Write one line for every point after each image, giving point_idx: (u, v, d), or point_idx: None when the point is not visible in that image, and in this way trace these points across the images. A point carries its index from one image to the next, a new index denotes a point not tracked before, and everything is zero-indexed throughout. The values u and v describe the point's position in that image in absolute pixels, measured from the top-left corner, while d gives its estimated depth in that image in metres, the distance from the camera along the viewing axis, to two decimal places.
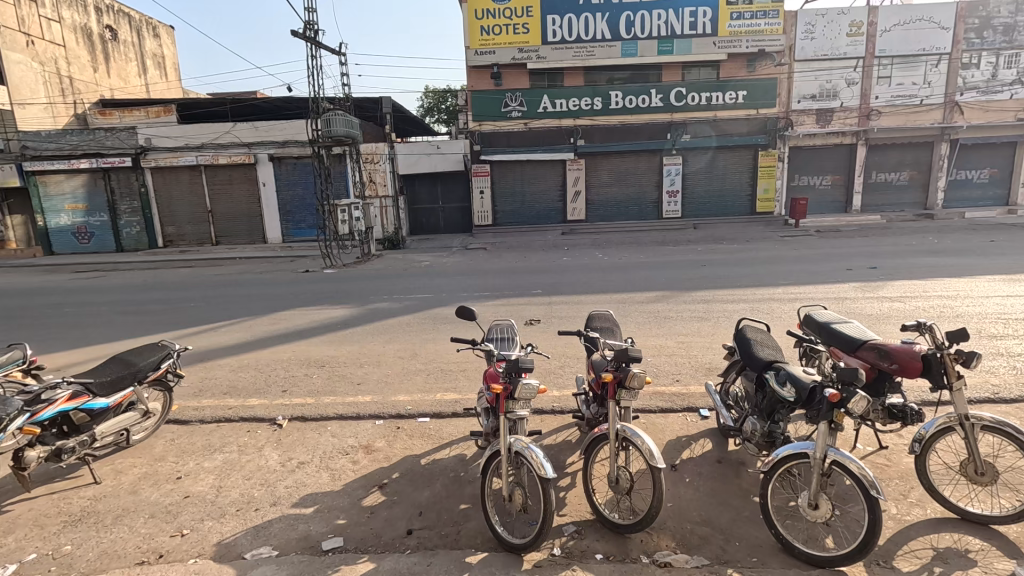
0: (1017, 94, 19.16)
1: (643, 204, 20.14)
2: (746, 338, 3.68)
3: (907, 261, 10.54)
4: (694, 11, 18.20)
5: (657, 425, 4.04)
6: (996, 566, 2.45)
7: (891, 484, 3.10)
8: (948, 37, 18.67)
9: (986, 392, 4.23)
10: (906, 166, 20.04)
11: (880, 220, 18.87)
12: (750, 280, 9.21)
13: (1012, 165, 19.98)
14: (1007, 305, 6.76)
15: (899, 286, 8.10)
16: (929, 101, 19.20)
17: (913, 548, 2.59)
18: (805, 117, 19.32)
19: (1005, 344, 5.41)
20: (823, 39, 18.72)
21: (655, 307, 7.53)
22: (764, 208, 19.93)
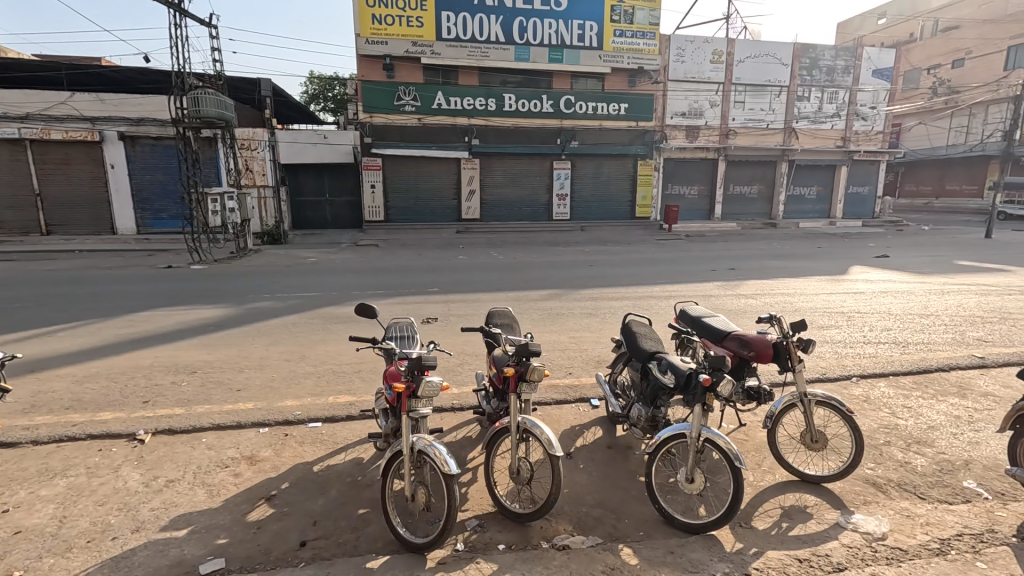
0: (837, 125, 23.01)
1: (535, 206, 20.86)
2: (632, 331, 3.99)
3: (757, 263, 12.16)
4: (581, 24, 19.19)
5: (553, 416, 4.23)
6: (826, 516, 2.93)
7: (749, 456, 3.58)
8: (787, 71, 21.79)
9: (817, 373, 5.06)
10: (755, 181, 23.11)
11: (735, 228, 21.52)
12: (633, 279, 9.98)
13: (833, 184, 23.91)
14: (831, 301, 8.12)
15: (752, 285, 9.31)
16: (773, 125, 22.28)
17: (766, 509, 3.01)
18: (676, 132, 21.42)
19: (829, 332, 6.50)
20: (692, 63, 20.87)
21: (548, 304, 7.86)
22: (643, 213, 21.70)
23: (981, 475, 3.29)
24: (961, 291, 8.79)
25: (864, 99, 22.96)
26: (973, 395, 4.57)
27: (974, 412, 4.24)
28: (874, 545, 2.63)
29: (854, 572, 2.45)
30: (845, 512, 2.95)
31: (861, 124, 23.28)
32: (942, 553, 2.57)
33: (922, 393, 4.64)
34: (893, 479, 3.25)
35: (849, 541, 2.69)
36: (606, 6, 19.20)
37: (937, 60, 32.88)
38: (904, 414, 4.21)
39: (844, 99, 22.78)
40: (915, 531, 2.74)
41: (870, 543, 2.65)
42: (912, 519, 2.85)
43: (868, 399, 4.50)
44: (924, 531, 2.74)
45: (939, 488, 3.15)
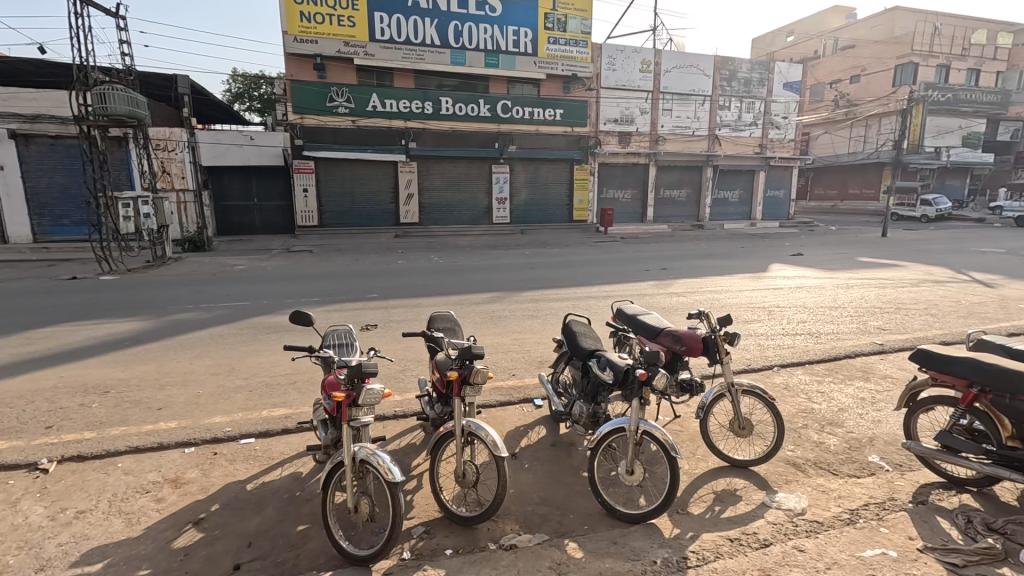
0: (755, 133, 24.71)
1: (475, 210, 20.84)
2: (572, 331, 4.10)
3: (687, 262, 12.82)
4: (516, 30, 19.46)
5: (497, 418, 4.25)
6: (753, 497, 3.13)
7: (684, 446, 3.77)
8: (709, 82, 23.16)
9: (743, 365, 5.40)
10: (684, 186, 24.37)
11: (667, 230, 22.60)
12: (573, 280, 10.23)
13: (753, 189, 25.66)
14: (754, 297, 8.71)
15: (684, 283, 9.81)
16: (698, 133, 23.60)
17: (700, 494, 3.18)
18: (610, 138, 22.20)
19: (752, 326, 6.98)
20: (622, 71, 21.73)
21: (491, 307, 7.89)
22: (580, 216, 22.31)
23: (882, 450, 3.65)
24: (863, 284, 9.72)
25: (778, 110, 24.82)
26: (874, 377, 5.07)
27: (877, 393, 4.70)
28: (795, 520, 2.85)
29: (779, 546, 2.64)
30: (770, 492, 3.17)
31: (776, 132, 25.13)
32: (852, 522, 2.81)
33: (832, 378, 5.09)
34: (811, 459, 3.54)
35: (774, 519, 2.89)
36: (539, 14, 19.60)
37: (838, 75, 36.15)
38: (818, 398, 4.59)
39: (760, 109, 24.52)
40: (829, 505, 2.99)
41: (792, 518, 2.87)
42: (826, 494, 3.11)
43: (787, 386, 4.88)
44: (838, 504, 2.99)
45: (849, 464, 3.46)
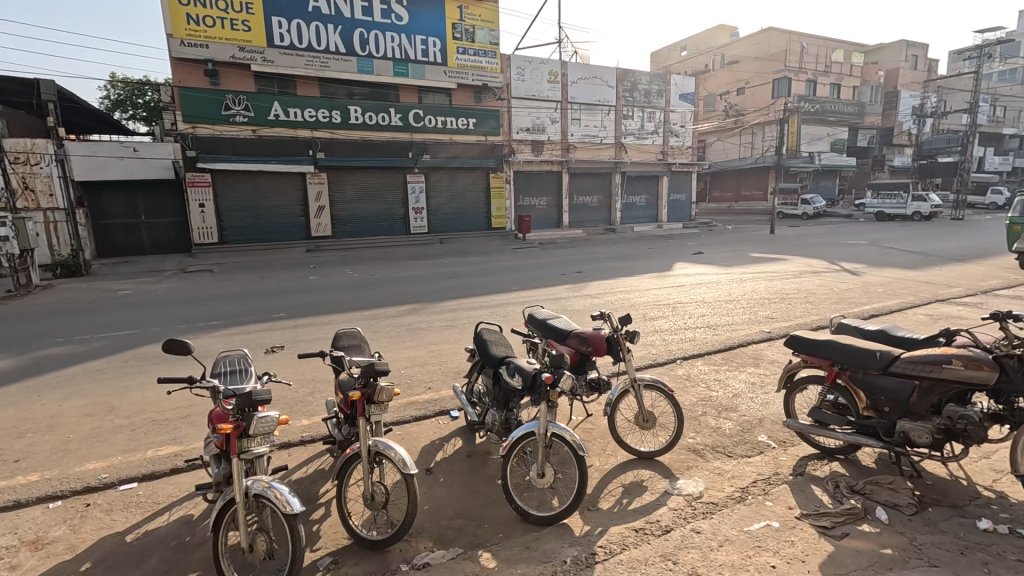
0: (656, 141, 26.39)
1: (391, 220, 20.38)
2: (483, 340, 4.11)
3: (600, 265, 13.38)
4: (424, 40, 19.37)
5: (411, 434, 4.15)
6: (658, 485, 3.31)
7: (595, 443, 3.90)
8: (613, 92, 24.40)
9: (650, 360, 5.70)
10: (595, 192, 25.45)
11: (581, 234, 23.45)
12: (490, 288, 10.28)
13: (658, 193, 27.36)
14: (661, 294, 9.26)
15: (597, 285, 10.21)
16: (605, 141, 24.78)
17: (610, 489, 3.30)
18: (523, 146, 22.69)
19: (657, 322, 7.40)
20: (531, 82, 22.33)
21: (407, 320, 7.72)
22: (498, 224, 22.54)
23: (769, 429, 4.00)
24: (753, 278, 10.66)
25: (676, 119, 26.70)
26: (763, 363, 5.56)
27: (764, 377, 5.17)
28: (694, 504, 3.05)
29: (679, 530, 2.80)
30: (673, 479, 3.36)
31: (675, 140, 26.98)
32: (743, 499, 3.05)
33: (727, 366, 5.51)
34: (709, 444, 3.80)
35: (675, 505, 3.06)
36: (447, 24, 19.66)
37: (726, 87, 39.60)
38: (715, 386, 4.95)
39: (659, 118, 26.23)
40: (724, 485, 3.22)
41: (691, 502, 3.06)
42: (721, 475, 3.35)
43: (688, 377, 5.23)
44: (731, 484, 3.23)
45: (742, 445, 3.76)
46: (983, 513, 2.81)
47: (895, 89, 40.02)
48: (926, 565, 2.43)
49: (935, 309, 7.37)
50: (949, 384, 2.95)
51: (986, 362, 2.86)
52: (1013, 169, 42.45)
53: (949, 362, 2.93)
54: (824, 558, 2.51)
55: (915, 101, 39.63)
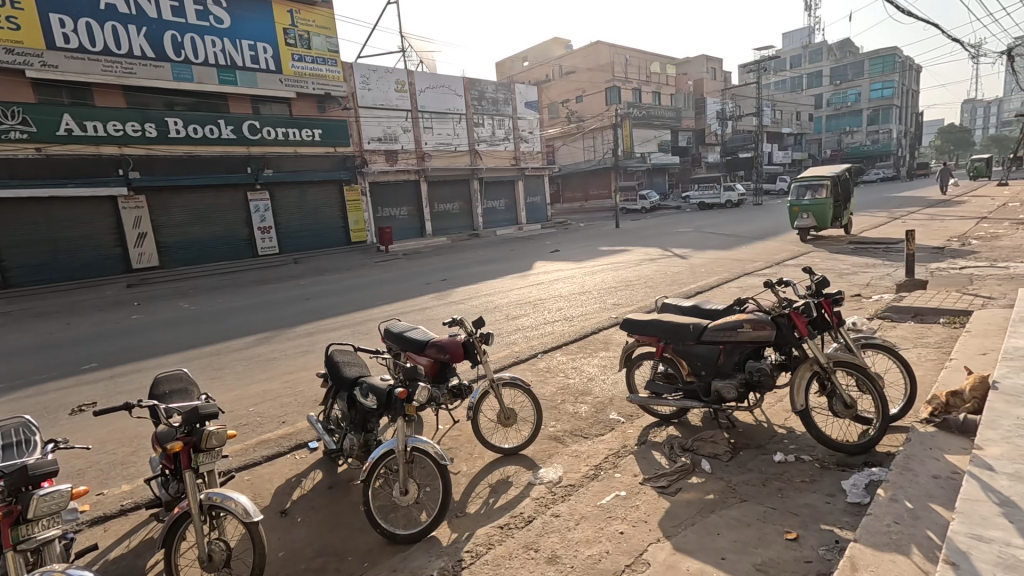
0: (509, 147, 27.49)
1: (234, 243, 18.38)
2: (334, 362, 3.88)
3: (464, 271, 13.52)
4: (252, 45, 17.81)
5: (262, 477, 3.76)
6: (522, 478, 3.43)
7: (462, 449, 3.92)
8: (462, 101, 24.86)
9: (512, 357, 5.90)
10: (456, 199, 25.68)
11: (446, 241, 23.47)
12: (351, 306, 9.81)
13: (515, 197, 28.54)
14: (522, 293, 9.63)
15: (461, 291, 10.31)
16: (460, 148, 25.15)
17: (477, 491, 3.34)
18: (376, 156, 22.04)
19: (519, 321, 7.69)
20: (378, 90, 21.82)
21: (257, 351, 7.03)
22: (358, 238, 21.58)
23: (618, 406, 4.38)
24: (603, 269, 11.62)
25: (524, 126, 28.08)
26: (611, 347, 6.07)
27: (613, 359, 5.65)
28: (554, 489, 3.21)
29: (540, 517, 2.93)
30: (536, 469, 3.51)
31: (526, 145, 28.34)
32: (596, 475, 3.30)
33: (582, 354, 5.91)
34: (567, 430, 4.04)
35: (538, 494, 3.20)
36: (277, 29, 18.31)
37: (566, 96, 42.82)
38: (572, 373, 5.29)
39: (509, 125, 27.36)
40: (580, 466, 3.45)
41: (551, 489, 3.22)
42: (578, 457, 3.58)
43: (548, 369, 5.49)
44: (587, 464, 3.46)
45: (595, 425, 4.07)
46: (779, 448, 3.38)
47: (702, 96, 46.71)
48: (739, 502, 2.85)
49: (743, 282, 8.71)
50: (744, 345, 3.49)
51: (767, 323, 3.44)
52: (792, 161, 52.08)
53: (742, 326, 3.46)
54: (663, 514, 2.81)
55: (718, 107, 46.63)
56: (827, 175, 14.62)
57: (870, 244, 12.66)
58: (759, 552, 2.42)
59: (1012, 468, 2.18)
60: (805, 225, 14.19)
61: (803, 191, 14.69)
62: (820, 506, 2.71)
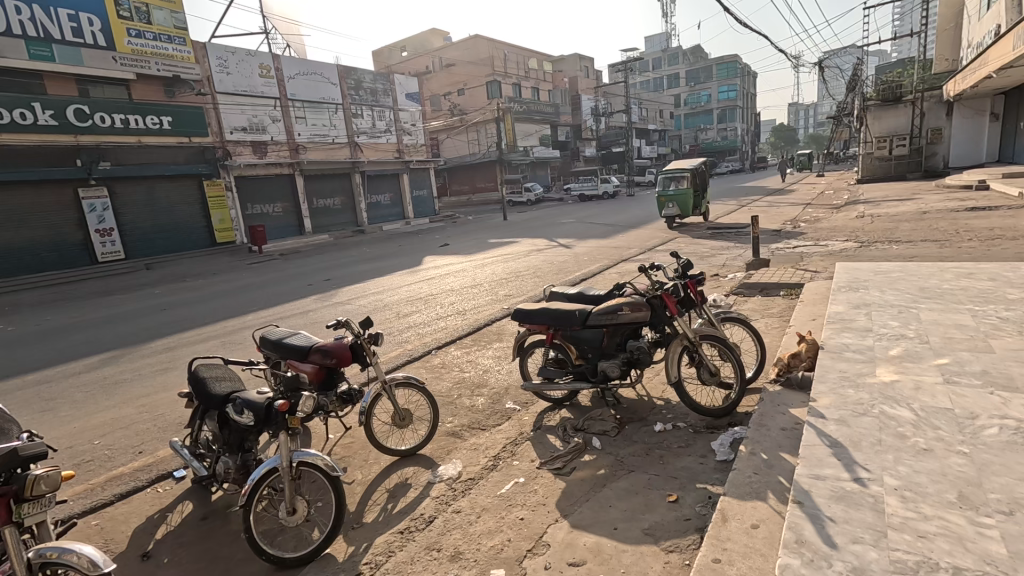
0: (391, 139, 26.57)
1: (65, 249, 15.65)
2: (200, 378, 3.44)
3: (349, 270, 12.86)
4: (73, 16, 15.11)
5: (115, 520, 3.24)
6: (421, 478, 3.35)
7: (356, 457, 3.72)
8: (337, 90, 23.48)
9: (406, 356, 5.73)
10: (336, 194, 24.26)
11: (328, 239, 22.11)
12: (221, 314, 8.86)
13: (401, 191, 27.74)
14: (412, 290, 9.41)
15: (348, 291, 9.79)
16: (337, 140, 23.75)
17: (374, 498, 3.19)
18: (241, 148, 19.97)
19: (410, 318, 7.49)
20: (238, 75, 19.76)
21: (102, 373, 6.05)
22: (225, 238, 19.48)
23: (513, 395, 4.46)
24: (493, 262, 11.77)
25: (406, 118, 27.32)
26: (504, 337, 6.16)
27: (507, 349, 5.74)
28: (453, 485, 3.19)
29: (441, 516, 2.88)
30: (435, 468, 3.45)
31: (408, 138, 27.61)
32: (495, 466, 3.33)
33: (477, 347, 5.92)
34: (465, 424, 4.02)
35: (438, 492, 3.14)
36: None
37: (448, 88, 42.56)
38: (467, 367, 5.28)
39: (390, 117, 26.44)
40: (479, 459, 3.46)
41: (451, 485, 3.19)
42: (477, 450, 3.59)
43: (443, 365, 5.42)
44: (485, 455, 3.48)
45: (493, 416, 4.10)
46: (659, 419, 3.68)
47: (577, 93, 49.14)
48: (627, 473, 3.06)
49: (621, 268, 9.34)
50: (624, 326, 3.74)
51: (643, 305, 3.71)
52: (658, 155, 57.02)
53: (622, 309, 3.70)
54: (560, 495, 2.92)
55: (592, 104, 49.40)
56: (687, 168, 16.20)
57: (725, 229, 14.28)
58: (647, 517, 2.61)
59: (839, 414, 2.59)
60: (671, 213, 15.60)
61: (668, 182, 16.12)
62: (695, 467, 3.01)
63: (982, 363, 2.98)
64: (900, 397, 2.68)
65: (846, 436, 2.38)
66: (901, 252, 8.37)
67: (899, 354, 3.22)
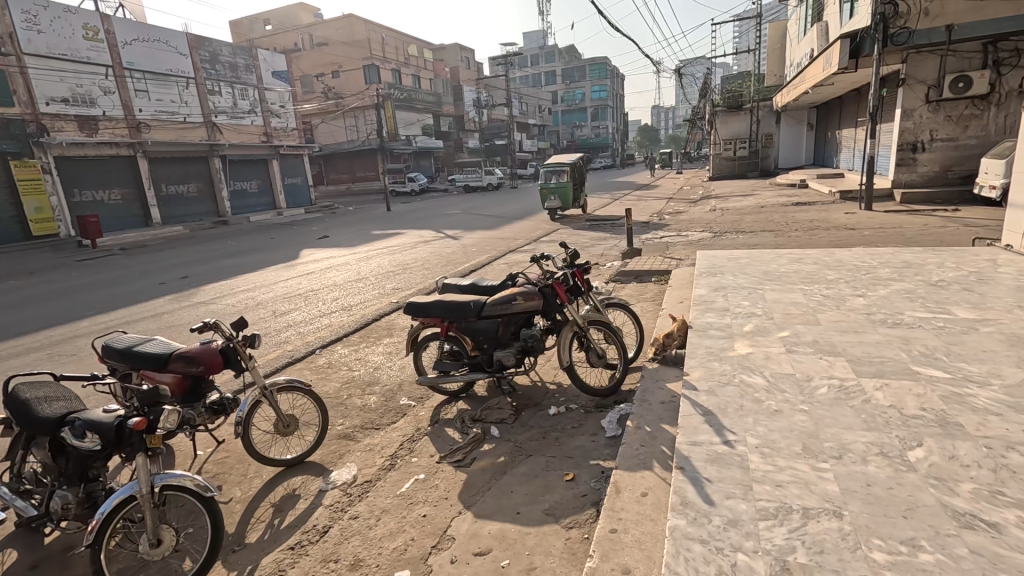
0: (256, 121, 24.14)
1: None
2: (22, 399, 2.83)
3: (211, 266, 11.49)
4: None
5: None
6: (312, 487, 3.12)
7: (232, 473, 3.35)
8: (188, 63, 20.74)
9: (286, 357, 5.29)
10: (191, 179, 21.46)
11: (183, 231, 19.52)
12: (44, 321, 7.40)
13: (270, 178, 25.40)
14: (288, 286, 8.69)
15: (211, 289, 8.75)
16: (190, 119, 20.92)
17: (258, 515, 2.91)
18: (62, 123, 16.78)
19: (289, 316, 6.92)
20: (53, 35, 16.49)
21: None
22: (43, 230, 16.39)
23: (408, 390, 4.34)
24: (378, 254, 11.29)
25: (273, 98, 24.98)
26: (394, 332, 5.96)
27: (398, 344, 5.56)
28: (348, 491, 3.02)
29: (337, 525, 2.71)
30: (326, 475, 3.23)
31: (277, 121, 25.35)
32: (393, 465, 3.22)
33: (365, 344, 5.65)
34: (358, 424, 3.82)
35: (332, 500, 2.96)
36: None
37: (320, 69, 39.87)
38: (356, 365, 5.02)
39: (254, 96, 23.98)
40: (375, 460, 3.31)
41: (347, 491, 3.01)
42: (372, 450, 3.43)
43: (328, 364, 5.10)
44: (381, 455, 3.35)
45: (387, 414, 3.95)
46: (553, 403, 3.83)
47: (458, 84, 48.93)
48: (527, 457, 3.15)
49: (509, 259, 9.51)
50: (518, 316, 3.82)
51: (535, 294, 3.82)
52: (538, 149, 59.03)
53: (515, 299, 3.77)
54: (462, 487, 2.91)
55: (474, 95, 49.55)
56: (567, 162, 16.97)
57: (601, 221, 15.24)
58: (547, 499, 2.71)
59: (708, 386, 2.91)
60: (554, 206, 16.28)
61: (550, 175, 16.74)
62: (588, 445, 3.19)
63: (813, 333, 3.55)
64: (754, 367, 3.10)
65: (715, 404, 2.69)
66: (746, 241, 9.63)
67: (752, 329, 3.72)
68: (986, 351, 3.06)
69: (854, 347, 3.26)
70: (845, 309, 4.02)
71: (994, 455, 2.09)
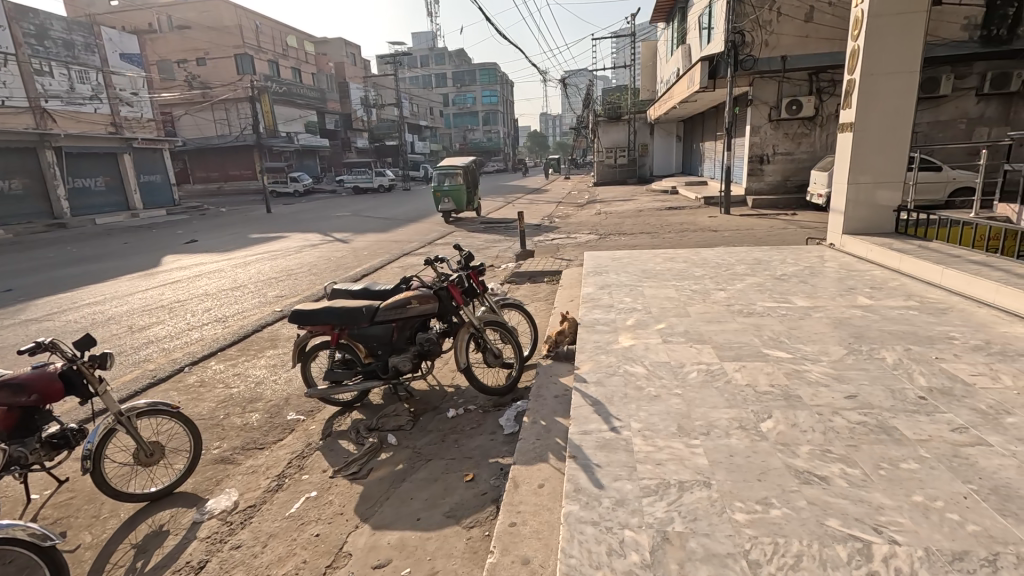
0: (99, 109, 20.98)
1: None
2: None
3: (42, 276, 9.75)
4: None
5: None
6: (183, 521, 2.79)
7: (78, 515, 2.88)
8: (7, 36, 17.35)
9: (148, 378, 4.67)
10: (12, 174, 18.09)
11: (4, 235, 16.38)
12: None
13: (120, 174, 22.27)
14: (147, 298, 7.66)
15: (44, 304, 7.42)
16: (11, 103, 17.52)
17: (115, 559, 2.53)
18: None
19: (148, 331, 6.10)
20: None
21: None
22: None
23: (295, 404, 4.07)
24: (256, 260, 10.37)
25: (121, 83, 21.88)
26: (278, 344, 5.52)
27: (283, 356, 5.16)
28: (228, 519, 2.74)
29: (215, 557, 2.46)
30: (201, 505, 2.91)
31: (128, 109, 22.28)
32: (280, 485, 3.00)
33: (243, 358, 5.18)
34: (238, 446, 3.49)
35: (208, 532, 2.66)
36: None
37: (181, 55, 35.71)
38: (233, 381, 4.58)
39: (97, 80, 20.82)
40: (260, 481, 3.06)
41: (226, 520, 2.74)
42: (255, 472, 3.16)
43: (200, 383, 4.59)
44: (267, 476, 3.10)
45: (272, 431, 3.66)
46: (451, 405, 3.83)
47: (344, 81, 46.82)
48: (426, 462, 3.11)
49: (403, 263, 9.29)
50: (413, 318, 3.75)
51: (430, 297, 3.78)
52: (430, 151, 58.55)
53: (409, 302, 3.70)
54: (358, 499, 2.80)
55: (361, 93, 47.72)
56: (459, 165, 16.99)
57: (495, 224, 15.49)
58: (446, 501, 2.70)
59: (596, 377, 3.10)
60: (447, 209, 16.19)
61: (443, 177, 16.62)
62: (487, 443, 3.24)
63: (684, 324, 3.94)
64: (636, 357, 3.36)
65: (603, 394, 2.87)
66: (627, 242, 10.38)
67: (634, 323, 4.03)
68: (817, 333, 3.63)
69: (718, 335, 3.68)
70: (710, 302, 4.52)
71: (825, 420, 2.48)
